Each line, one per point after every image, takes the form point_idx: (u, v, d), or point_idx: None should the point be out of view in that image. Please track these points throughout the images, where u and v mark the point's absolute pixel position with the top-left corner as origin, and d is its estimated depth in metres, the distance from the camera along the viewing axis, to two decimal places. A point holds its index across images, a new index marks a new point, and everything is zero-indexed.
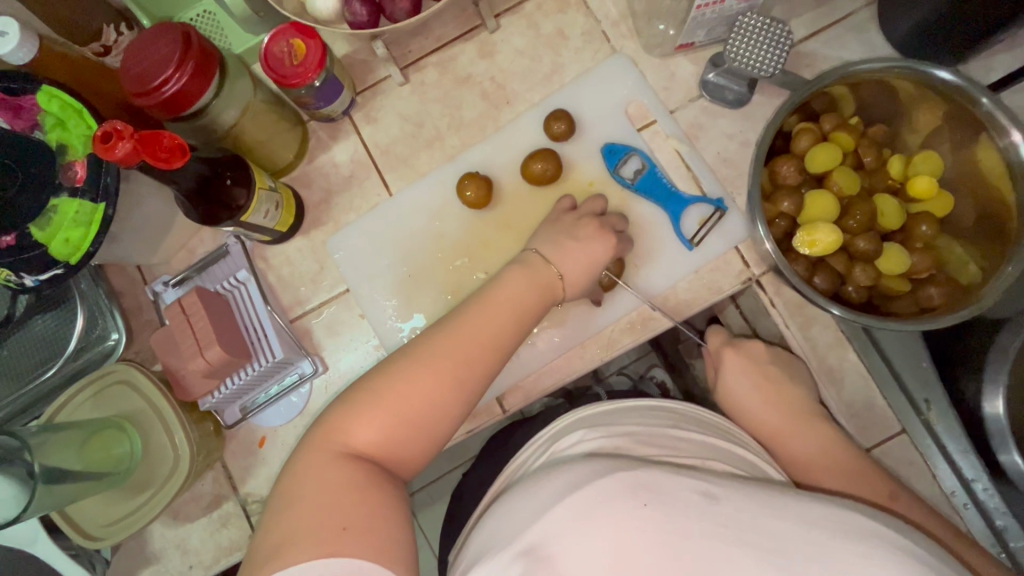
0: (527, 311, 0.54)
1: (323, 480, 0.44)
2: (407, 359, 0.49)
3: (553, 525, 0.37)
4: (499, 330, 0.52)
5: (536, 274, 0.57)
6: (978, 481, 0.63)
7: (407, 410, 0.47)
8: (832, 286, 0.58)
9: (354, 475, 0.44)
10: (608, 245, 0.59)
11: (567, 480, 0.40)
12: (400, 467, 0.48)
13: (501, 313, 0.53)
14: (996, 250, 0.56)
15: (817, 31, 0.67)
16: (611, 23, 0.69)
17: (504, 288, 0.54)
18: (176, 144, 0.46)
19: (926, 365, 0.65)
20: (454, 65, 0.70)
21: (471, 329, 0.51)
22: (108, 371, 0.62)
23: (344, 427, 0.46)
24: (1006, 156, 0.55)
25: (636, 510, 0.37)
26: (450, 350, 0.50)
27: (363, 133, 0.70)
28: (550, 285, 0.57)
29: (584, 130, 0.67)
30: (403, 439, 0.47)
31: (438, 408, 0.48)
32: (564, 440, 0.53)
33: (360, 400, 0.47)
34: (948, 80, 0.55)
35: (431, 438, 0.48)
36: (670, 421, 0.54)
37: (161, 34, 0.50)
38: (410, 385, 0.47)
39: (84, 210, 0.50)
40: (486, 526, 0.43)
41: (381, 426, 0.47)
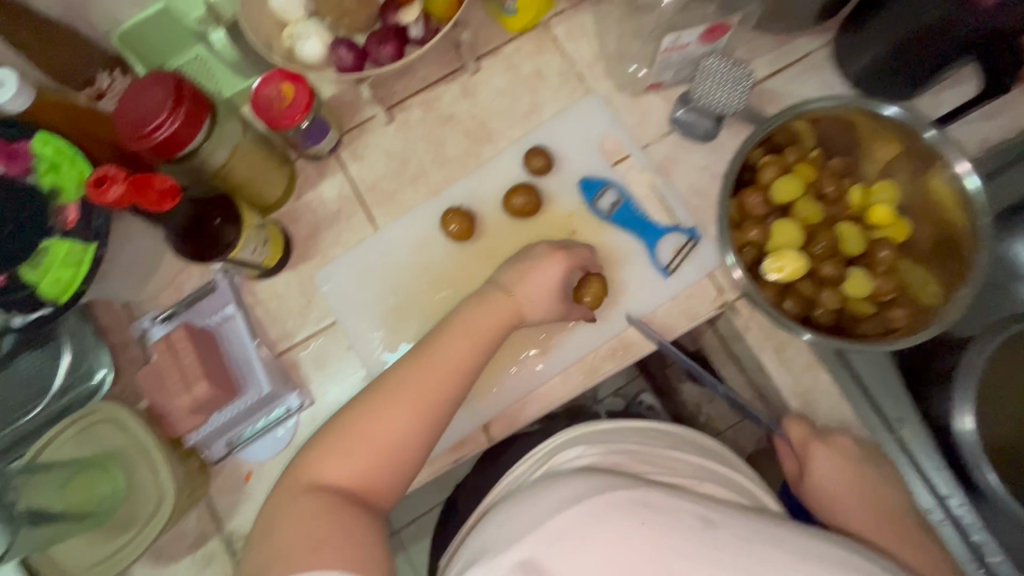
0: (491, 339, 0.56)
1: (297, 514, 0.46)
2: (370, 396, 0.51)
3: (551, 536, 0.39)
4: (463, 359, 0.53)
5: (495, 304, 0.56)
6: (953, 497, 0.64)
7: (373, 443, 0.49)
8: (801, 310, 0.61)
9: (326, 507, 0.46)
10: (562, 266, 0.59)
11: (566, 493, 0.42)
12: (376, 498, 0.49)
13: (458, 341, 0.54)
14: (955, 273, 0.59)
15: (778, 70, 0.71)
16: (586, 65, 0.73)
17: (462, 318, 0.56)
18: (165, 187, 0.47)
19: (896, 384, 0.68)
20: (438, 104, 0.74)
21: (432, 358, 0.53)
22: (95, 409, 0.62)
23: (316, 464, 0.49)
24: (954, 184, 0.59)
25: (635, 528, 0.38)
26: (413, 382, 0.51)
27: (350, 170, 0.73)
28: (507, 314, 0.57)
29: (562, 164, 0.70)
30: (374, 470, 0.49)
31: (407, 440, 0.50)
32: (563, 454, 0.54)
33: (326, 439, 0.49)
34: (895, 116, 0.59)
35: (404, 465, 0.50)
36: (667, 442, 0.56)
37: (153, 81, 0.52)
38: (377, 419, 0.49)
39: (75, 251, 0.52)
40: (483, 534, 0.44)
41: (353, 462, 0.49)
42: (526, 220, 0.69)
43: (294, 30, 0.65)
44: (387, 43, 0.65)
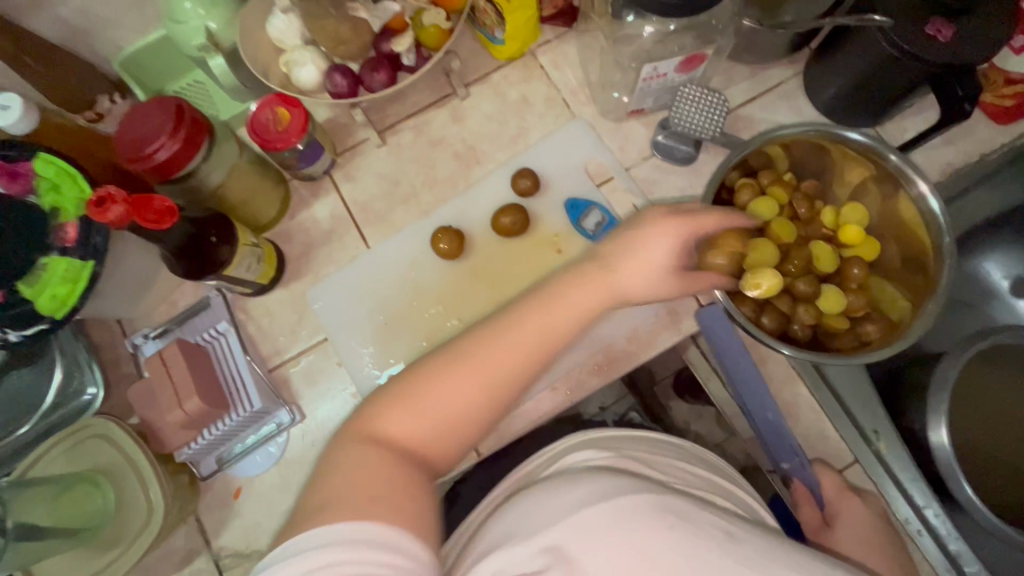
0: (584, 315, 0.51)
1: (359, 466, 0.42)
2: (441, 359, 0.48)
3: (580, 527, 0.40)
4: (544, 335, 0.49)
5: (594, 275, 0.52)
6: (929, 507, 0.66)
7: (440, 406, 0.46)
8: (780, 326, 0.63)
9: (385, 463, 0.43)
10: (676, 238, 0.53)
11: (597, 488, 0.42)
12: (433, 460, 0.46)
13: (540, 317, 0.50)
14: (924, 288, 0.63)
15: (753, 98, 0.75)
16: (571, 92, 0.76)
17: (546, 292, 0.51)
18: (165, 206, 0.50)
19: (872, 397, 0.70)
20: (429, 128, 0.76)
21: (512, 332, 0.49)
22: (87, 424, 0.63)
23: (381, 416, 0.46)
24: (918, 205, 0.63)
25: (661, 531, 0.39)
26: (485, 352, 0.48)
27: (343, 191, 0.75)
28: (606, 287, 0.52)
29: (549, 185, 0.73)
30: (436, 434, 0.46)
31: (475, 410, 0.47)
32: (572, 453, 0.55)
33: (394, 393, 0.46)
34: (861, 141, 0.64)
35: (463, 435, 0.47)
36: (682, 455, 0.57)
37: (153, 106, 0.55)
38: (451, 381, 0.46)
39: (73, 268, 0.53)
40: (506, 520, 0.45)
41: (418, 420, 0.46)
42: (514, 239, 0.71)
43: (290, 57, 0.67)
44: (380, 70, 0.68)
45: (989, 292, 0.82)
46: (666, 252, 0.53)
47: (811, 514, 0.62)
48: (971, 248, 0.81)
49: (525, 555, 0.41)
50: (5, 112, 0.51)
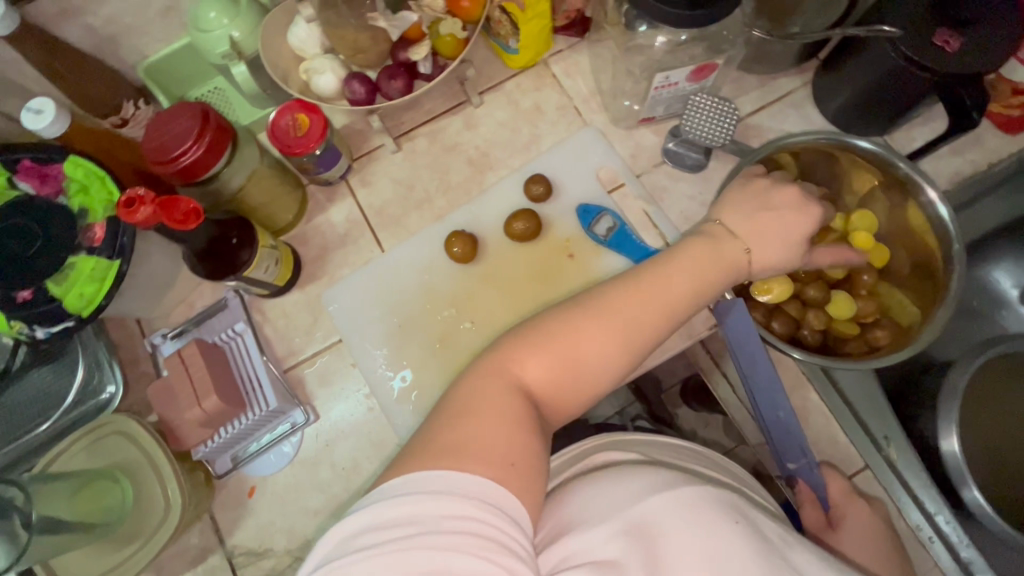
0: (710, 284, 0.50)
1: (501, 408, 0.42)
2: (581, 312, 0.47)
3: (660, 513, 0.40)
4: (680, 302, 0.49)
5: (720, 248, 0.52)
6: (940, 514, 0.66)
7: (578, 359, 0.45)
8: (789, 330, 0.64)
9: (519, 409, 0.42)
10: (812, 217, 0.54)
11: (663, 479, 0.43)
12: (553, 412, 0.46)
13: (678, 285, 0.49)
14: (935, 294, 0.63)
15: (762, 107, 0.76)
16: (582, 100, 0.78)
17: (683, 258, 0.51)
18: (192, 208, 0.51)
19: (881, 403, 0.70)
20: (443, 135, 0.78)
21: (654, 297, 0.48)
22: (105, 421, 0.64)
23: (518, 358, 0.45)
24: (927, 211, 0.63)
25: (732, 525, 0.40)
26: (626, 314, 0.47)
27: (359, 195, 0.76)
28: (733, 261, 0.52)
29: (561, 191, 0.74)
30: (567, 388, 0.45)
31: (604, 366, 0.46)
32: (603, 453, 0.53)
33: (533, 336, 0.46)
34: (868, 149, 0.64)
35: (587, 399, 0.47)
36: (702, 460, 0.56)
37: (180, 111, 0.56)
38: (588, 332, 0.45)
39: (100, 267, 0.54)
40: (553, 508, 0.45)
41: (553, 366, 0.45)
42: (528, 244, 0.73)
43: (310, 65, 0.69)
44: (397, 77, 0.69)
45: (1000, 300, 0.82)
46: (793, 229, 0.53)
47: (813, 515, 0.61)
48: (980, 256, 0.81)
49: (598, 540, 0.39)
50: (38, 117, 0.52)
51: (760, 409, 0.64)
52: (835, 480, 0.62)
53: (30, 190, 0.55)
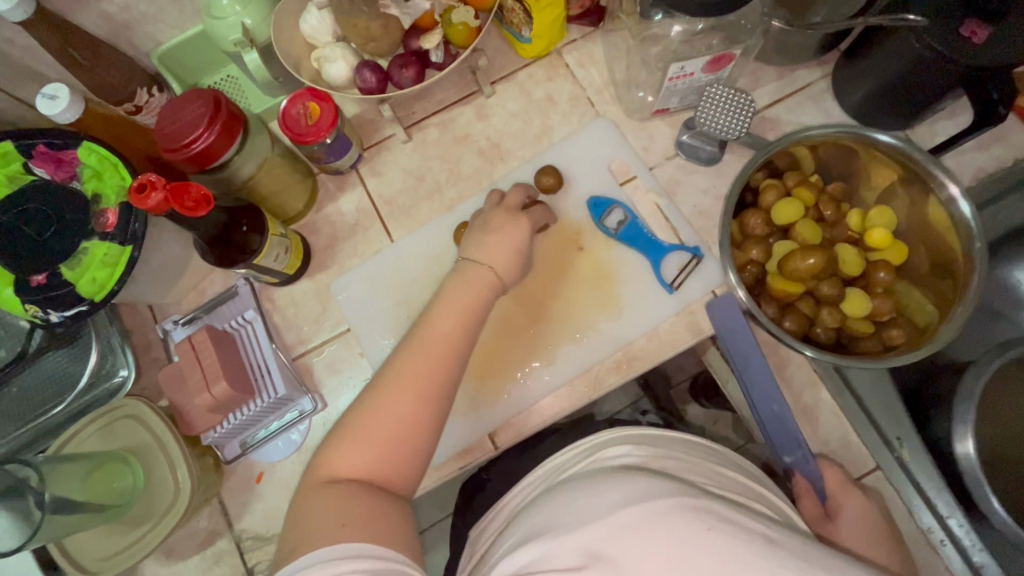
0: (473, 315, 0.56)
1: (325, 505, 0.46)
2: (373, 384, 0.52)
3: (618, 528, 0.39)
4: (451, 338, 0.54)
5: (468, 280, 0.58)
6: (954, 517, 0.65)
7: (381, 427, 0.49)
8: (802, 328, 0.63)
9: (343, 496, 0.46)
10: (523, 228, 0.62)
11: (634, 489, 0.42)
12: (394, 483, 0.50)
13: (447, 321, 0.55)
14: (954, 295, 0.61)
15: (780, 99, 0.74)
16: (596, 90, 0.77)
17: (443, 300, 0.56)
18: (202, 195, 0.52)
19: (895, 404, 0.69)
20: (454, 125, 0.77)
21: (427, 338, 0.54)
22: (118, 405, 0.65)
23: (328, 459, 0.49)
24: (949, 208, 0.61)
25: (700, 533, 0.38)
26: (409, 365, 0.52)
27: (369, 185, 0.76)
28: (487, 284, 0.58)
29: (571, 183, 0.74)
30: (388, 454, 0.49)
31: (409, 424, 0.50)
32: (609, 450, 0.54)
33: (338, 432, 0.50)
34: (890, 143, 0.62)
35: (418, 447, 0.51)
36: (719, 459, 0.56)
37: (193, 98, 0.56)
38: (378, 408, 0.50)
39: (112, 252, 0.55)
40: (539, 518, 0.46)
41: (363, 453, 0.49)
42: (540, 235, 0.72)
43: (322, 53, 0.69)
44: (409, 66, 0.69)
45: None
46: (515, 243, 0.61)
47: (810, 507, 0.60)
48: (1002, 256, 0.79)
49: (561, 550, 0.41)
50: (53, 102, 0.53)
51: (755, 402, 0.64)
52: (831, 470, 0.62)
53: (44, 176, 0.56)
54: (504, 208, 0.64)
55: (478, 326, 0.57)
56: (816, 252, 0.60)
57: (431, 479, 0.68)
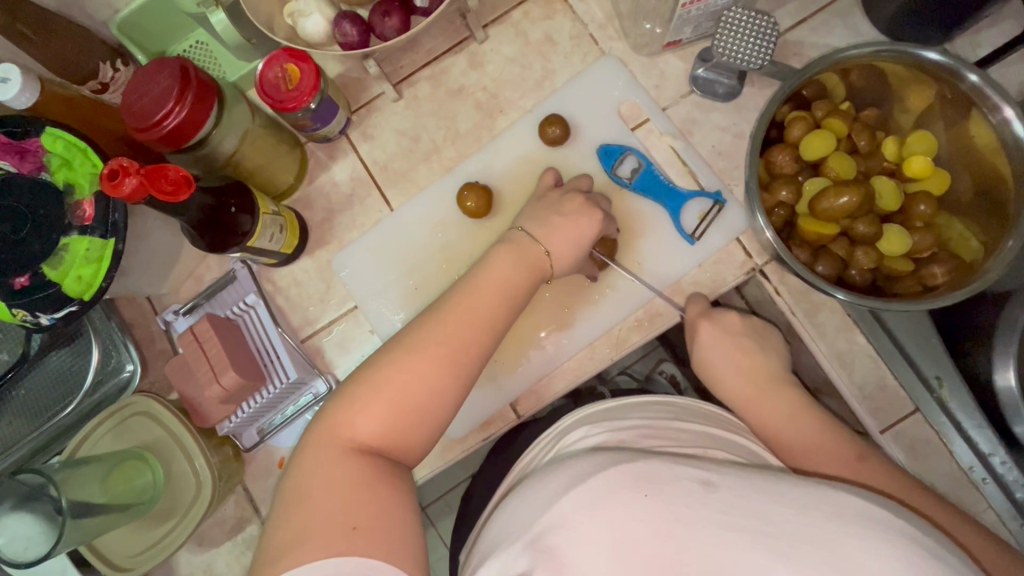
0: (517, 293, 0.54)
1: (332, 477, 0.43)
2: (400, 349, 0.49)
3: (565, 514, 0.39)
4: (486, 309, 0.52)
5: (525, 253, 0.56)
6: (996, 454, 0.62)
7: (406, 398, 0.47)
8: (835, 272, 0.59)
9: (348, 475, 0.44)
10: (596, 219, 0.58)
11: (575, 473, 0.42)
12: (405, 454, 0.48)
13: (489, 293, 0.53)
14: (1001, 226, 0.56)
15: (803, 19, 0.67)
16: (598, 25, 0.70)
17: (494, 269, 0.54)
18: (181, 176, 0.47)
19: (935, 341, 0.64)
20: (447, 77, 0.71)
21: (463, 312, 0.51)
22: (129, 402, 0.63)
23: (346, 420, 0.46)
24: (1000, 132, 0.55)
25: (637, 501, 0.38)
26: (446, 335, 0.50)
27: (361, 151, 0.71)
28: (537, 263, 0.56)
29: (578, 132, 0.68)
30: (405, 425, 0.47)
31: (437, 399, 0.48)
32: (569, 436, 0.54)
33: (352, 391, 0.48)
34: (937, 61, 0.55)
35: (434, 426, 0.49)
36: (673, 414, 0.55)
37: (159, 68, 0.51)
38: (404, 374, 0.47)
39: (94, 246, 0.51)
40: (501, 519, 0.45)
41: (381, 416, 0.47)
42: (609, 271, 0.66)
43: (295, 7, 0.63)
44: (392, 15, 0.62)
45: None
46: (581, 223, 0.58)
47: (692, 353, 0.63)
48: None
49: (513, 556, 0.40)
50: (4, 84, 0.48)
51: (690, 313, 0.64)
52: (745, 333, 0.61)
53: (9, 169, 0.51)
54: (584, 196, 0.60)
55: (518, 304, 0.54)
56: (850, 188, 0.55)
57: (455, 454, 0.67)
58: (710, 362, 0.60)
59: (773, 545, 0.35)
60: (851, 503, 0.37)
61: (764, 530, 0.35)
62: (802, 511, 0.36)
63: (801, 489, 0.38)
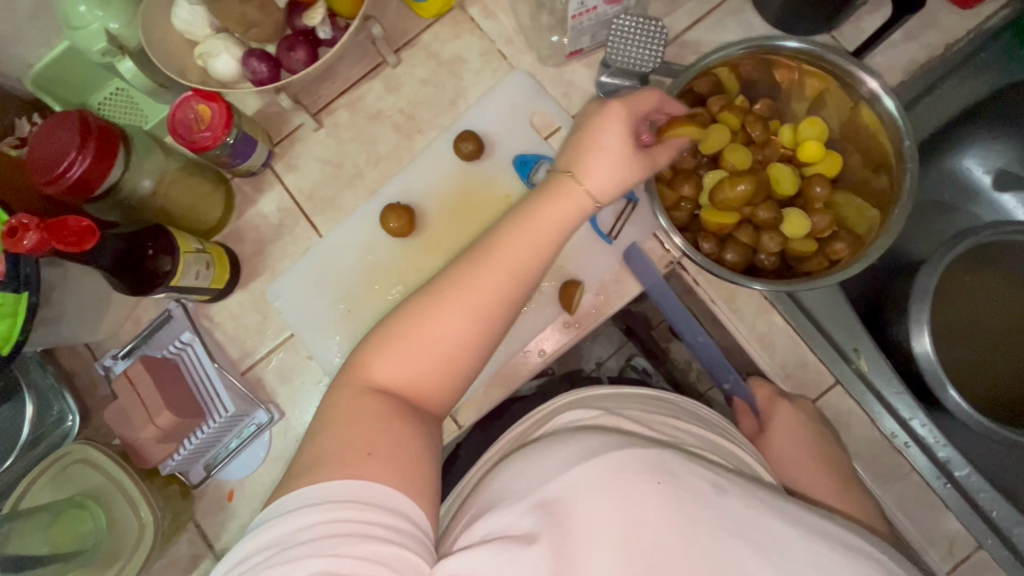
0: (555, 232, 0.46)
1: (350, 413, 0.40)
2: (429, 292, 0.43)
3: (576, 485, 0.36)
4: (529, 252, 0.44)
5: (559, 190, 0.47)
6: (916, 418, 0.65)
7: (433, 347, 0.42)
8: (744, 259, 0.61)
9: (371, 415, 0.40)
10: (625, 133, 0.48)
11: (588, 445, 0.39)
12: (429, 403, 0.43)
13: (526, 237, 0.44)
14: (890, 195, 0.59)
15: (698, 20, 0.70)
16: (506, 41, 0.72)
17: (530, 209, 0.46)
18: (83, 226, 0.48)
19: (850, 314, 0.67)
20: (364, 103, 0.73)
21: (499, 255, 0.44)
22: (64, 452, 0.64)
23: (367, 360, 0.42)
24: (874, 107, 0.59)
25: (650, 487, 0.36)
26: (480, 282, 0.43)
27: (287, 181, 0.72)
28: (577, 195, 0.47)
29: (494, 146, 0.71)
30: (433, 373, 0.43)
31: (467, 347, 0.43)
32: (565, 413, 0.51)
33: (380, 333, 0.43)
34: (796, 48, 0.59)
35: (461, 375, 0.44)
36: (671, 411, 0.53)
37: (58, 123, 0.52)
38: (433, 320, 0.42)
39: (8, 301, 0.51)
40: (488, 489, 0.42)
41: (406, 359, 0.42)
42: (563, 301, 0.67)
43: (204, 49, 0.64)
44: (298, 49, 0.64)
45: (972, 190, 0.80)
46: (622, 140, 0.48)
47: (747, 423, 0.64)
48: (946, 148, 0.77)
49: (513, 515, 0.37)
50: None
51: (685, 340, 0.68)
52: (761, 387, 0.63)
53: None
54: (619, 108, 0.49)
55: (551, 258, 0.46)
56: (744, 177, 0.58)
57: None
58: (778, 443, 0.59)
59: (779, 563, 0.33)
60: (845, 533, 0.37)
61: (772, 545, 0.34)
62: (813, 540, 0.35)
63: (806, 516, 0.37)
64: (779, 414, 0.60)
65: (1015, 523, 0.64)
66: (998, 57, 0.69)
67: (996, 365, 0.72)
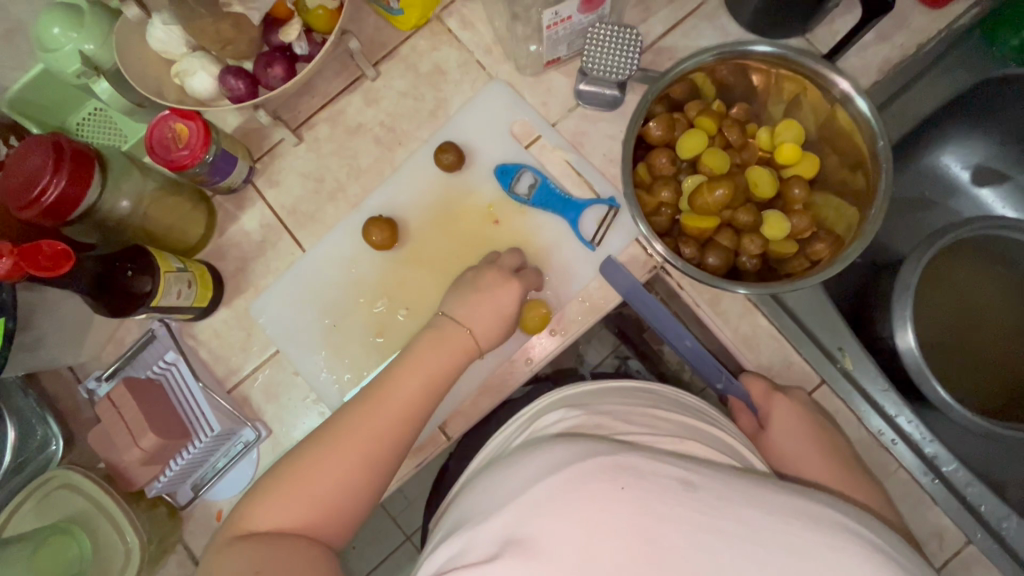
0: (439, 380, 0.56)
1: (235, 558, 0.45)
2: (317, 445, 0.50)
3: (535, 505, 0.35)
4: (417, 392, 0.54)
5: (447, 336, 0.58)
6: (901, 415, 0.65)
7: (323, 493, 0.49)
8: (726, 262, 0.61)
9: (267, 549, 0.45)
10: (513, 292, 0.62)
11: (552, 459, 0.38)
12: (332, 535, 0.49)
13: (411, 380, 0.55)
14: (866, 193, 0.60)
15: (673, 25, 0.71)
16: (484, 51, 0.73)
17: (415, 356, 0.56)
18: (58, 249, 0.48)
19: (834, 313, 0.67)
20: (344, 117, 0.73)
21: (385, 401, 0.53)
22: (49, 477, 0.63)
23: (252, 510, 0.48)
24: (848, 108, 0.60)
25: (612, 493, 0.34)
26: (366, 429, 0.51)
27: (268, 197, 0.72)
28: (461, 345, 0.58)
29: (475, 156, 0.71)
30: (328, 511, 0.49)
31: (354, 488, 0.50)
32: (546, 418, 0.51)
33: (272, 481, 0.49)
34: (769, 52, 0.59)
35: (354, 512, 0.50)
36: (650, 402, 0.53)
37: (33, 146, 0.52)
38: (321, 469, 0.49)
39: None
40: (461, 507, 0.42)
41: (300, 505, 0.48)
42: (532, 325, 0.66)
43: (180, 67, 0.64)
44: (275, 65, 0.64)
45: (949, 185, 0.81)
46: (509, 298, 0.61)
47: (747, 421, 0.63)
48: (923, 145, 0.78)
49: (478, 540, 0.36)
50: None
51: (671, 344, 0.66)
52: (755, 383, 0.62)
53: None
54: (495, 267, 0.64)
55: (438, 393, 0.56)
56: (721, 182, 0.59)
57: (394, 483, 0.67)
58: (783, 441, 0.58)
59: (752, 551, 0.32)
60: (835, 516, 0.35)
61: (740, 535, 0.33)
62: (784, 522, 0.34)
63: (784, 497, 0.36)
64: (767, 416, 0.60)
65: (1003, 515, 0.64)
66: (969, 55, 0.70)
67: (978, 357, 0.73)
